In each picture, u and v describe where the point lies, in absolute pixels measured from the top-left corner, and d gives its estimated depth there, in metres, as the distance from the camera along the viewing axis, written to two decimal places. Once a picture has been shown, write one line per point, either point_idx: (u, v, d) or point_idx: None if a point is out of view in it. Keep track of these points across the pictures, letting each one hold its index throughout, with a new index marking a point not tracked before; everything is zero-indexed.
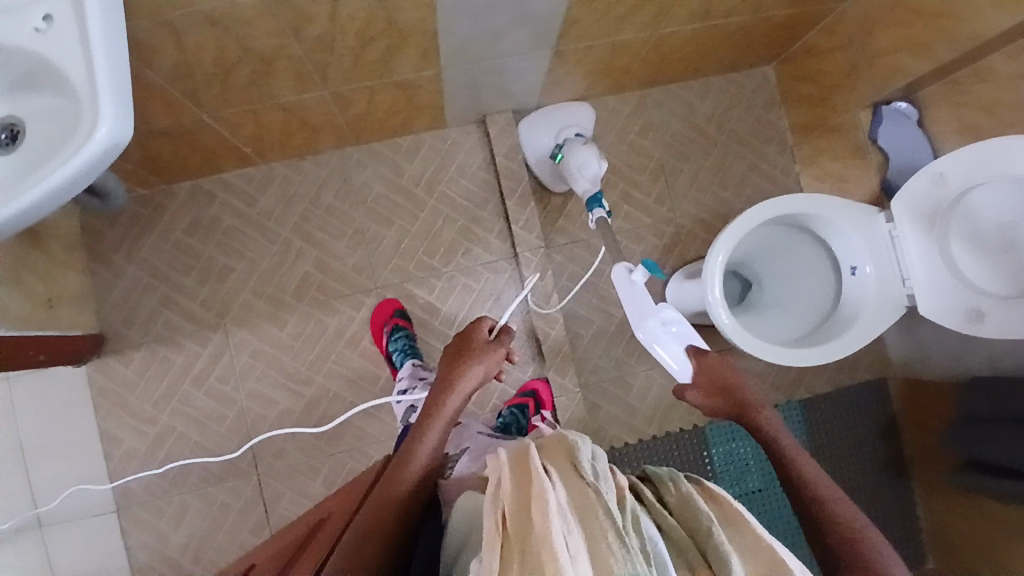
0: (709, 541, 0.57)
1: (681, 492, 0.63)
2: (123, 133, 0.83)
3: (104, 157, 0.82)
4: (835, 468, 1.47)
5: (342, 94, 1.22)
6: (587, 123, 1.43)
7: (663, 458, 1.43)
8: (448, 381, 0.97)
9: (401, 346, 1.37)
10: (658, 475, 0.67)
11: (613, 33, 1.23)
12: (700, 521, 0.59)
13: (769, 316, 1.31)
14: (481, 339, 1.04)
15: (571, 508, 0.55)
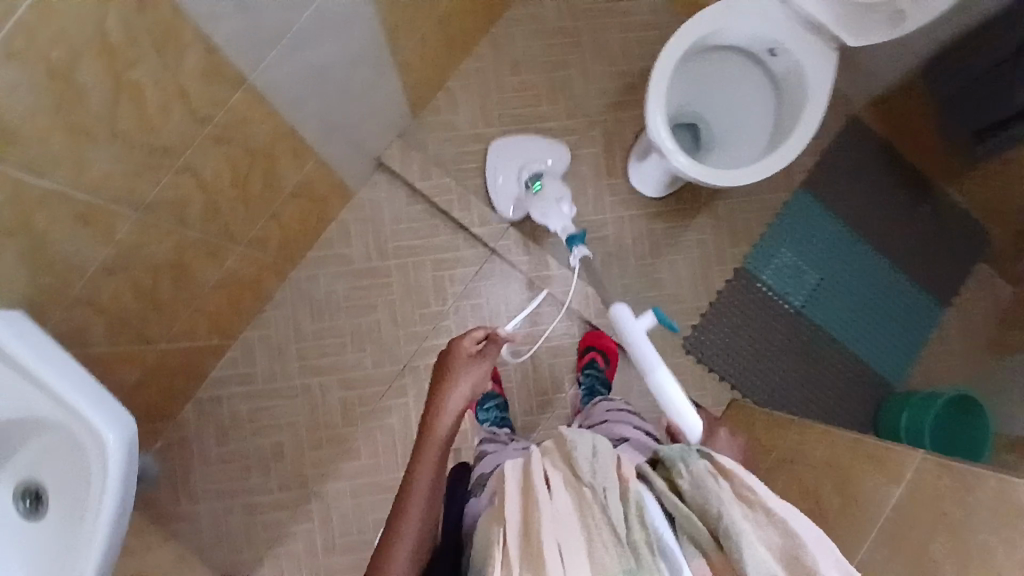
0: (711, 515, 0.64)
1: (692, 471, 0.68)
2: (127, 428, 0.80)
3: (128, 460, 0.80)
4: (864, 217, 1.55)
5: (255, 236, 1.18)
6: (551, 154, 1.47)
7: (733, 312, 1.51)
8: (434, 406, 0.91)
9: (495, 416, 1.34)
10: (670, 450, 0.72)
11: (431, 10, 1.20)
12: (708, 503, 0.65)
13: (733, 142, 1.32)
14: (464, 352, 0.98)
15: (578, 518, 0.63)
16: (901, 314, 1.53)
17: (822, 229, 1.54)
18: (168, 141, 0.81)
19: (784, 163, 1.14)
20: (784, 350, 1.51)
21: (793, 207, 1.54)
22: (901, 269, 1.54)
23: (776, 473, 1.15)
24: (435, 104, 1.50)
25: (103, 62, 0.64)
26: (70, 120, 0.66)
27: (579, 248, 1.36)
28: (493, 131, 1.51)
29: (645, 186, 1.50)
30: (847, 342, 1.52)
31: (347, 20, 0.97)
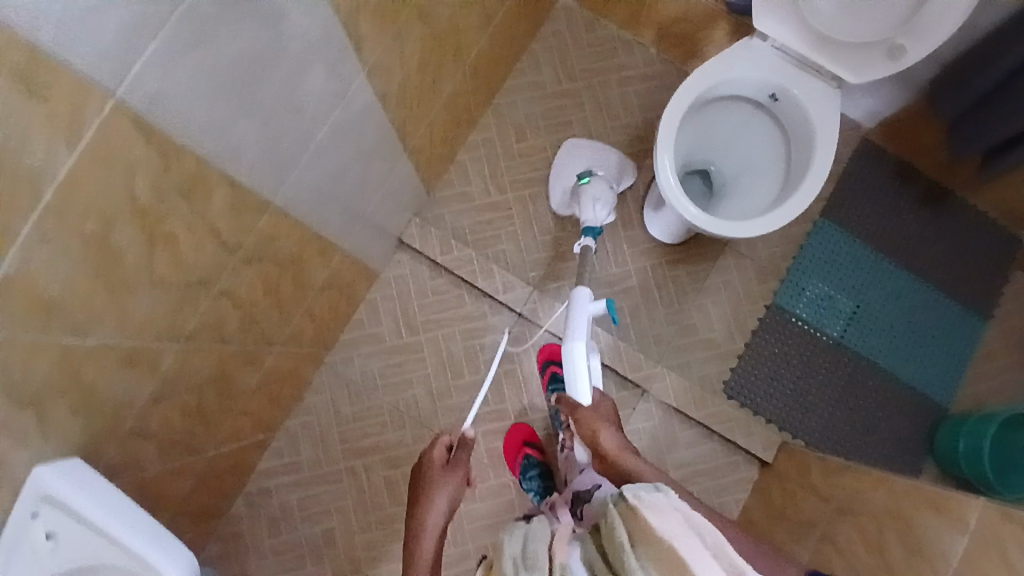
0: (617, 557, 0.70)
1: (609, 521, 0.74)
2: (186, 559, 0.90)
3: None
4: (891, 238, 1.52)
5: (289, 335, 1.21)
6: (617, 173, 1.48)
7: (769, 350, 1.48)
8: (416, 521, 0.99)
9: (535, 486, 1.32)
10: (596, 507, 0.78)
11: (436, 99, 1.23)
12: (617, 550, 0.70)
13: (747, 186, 1.32)
14: (435, 466, 1.08)
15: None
16: (944, 333, 1.49)
17: (849, 256, 1.51)
18: (202, 275, 0.83)
19: (800, 208, 1.14)
20: (828, 384, 1.47)
21: (817, 236, 1.52)
22: (938, 288, 1.50)
23: (838, 524, 1.13)
24: (448, 178, 1.53)
25: (138, 225, 0.67)
26: (113, 282, 0.69)
27: (586, 239, 1.35)
28: (508, 197, 1.53)
29: (666, 237, 1.50)
30: (892, 369, 1.48)
31: (359, 128, 1.01)
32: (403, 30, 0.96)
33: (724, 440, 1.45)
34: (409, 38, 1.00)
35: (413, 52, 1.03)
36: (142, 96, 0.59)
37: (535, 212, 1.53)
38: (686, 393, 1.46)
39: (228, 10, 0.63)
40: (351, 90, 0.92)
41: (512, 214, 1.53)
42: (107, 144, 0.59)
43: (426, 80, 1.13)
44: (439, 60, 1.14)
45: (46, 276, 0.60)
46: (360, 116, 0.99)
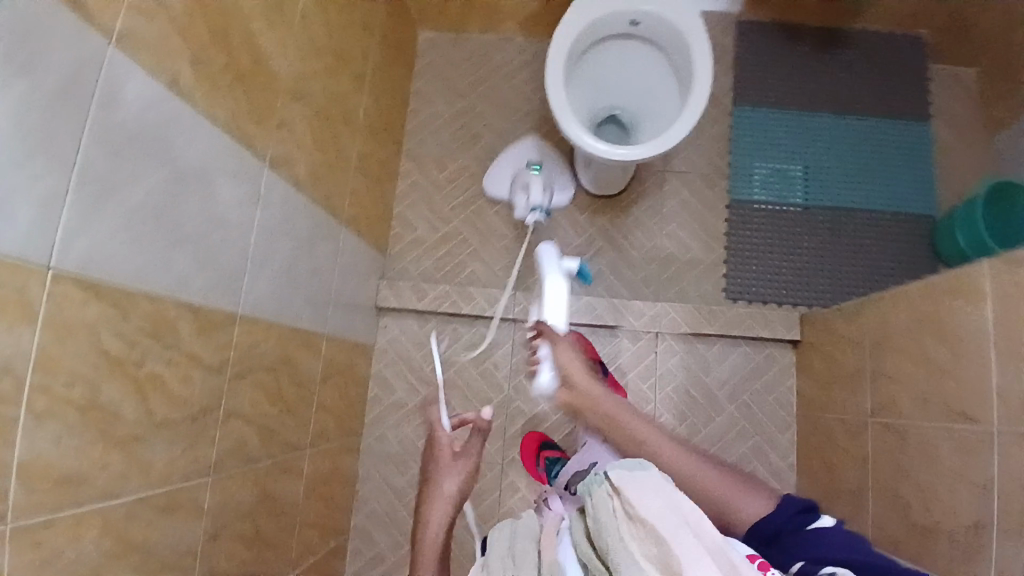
0: (601, 541, 0.68)
1: (595, 502, 0.71)
2: None
3: None
4: (805, 94, 1.57)
5: (315, 434, 1.23)
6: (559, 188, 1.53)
7: (749, 242, 1.51)
8: (424, 504, 1.00)
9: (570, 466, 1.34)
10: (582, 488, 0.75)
11: (347, 166, 1.30)
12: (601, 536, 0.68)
13: (651, 113, 1.39)
14: (444, 457, 1.06)
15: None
16: (894, 155, 1.53)
17: (776, 127, 1.56)
18: (202, 405, 0.86)
19: (703, 105, 1.20)
20: (818, 248, 1.49)
21: (740, 123, 1.57)
22: (867, 117, 1.55)
23: (882, 355, 1.12)
24: (396, 233, 1.58)
25: (120, 377, 0.71)
26: (120, 438, 0.72)
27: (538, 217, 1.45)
28: (455, 223, 1.58)
29: (602, 188, 1.53)
30: (867, 207, 1.51)
31: (288, 218, 1.06)
32: (284, 117, 1.03)
33: (749, 340, 1.46)
34: (294, 121, 1.06)
35: (305, 133, 1.10)
36: (75, 261, 0.64)
37: (484, 224, 1.58)
38: (693, 314, 1.46)
39: (117, 159, 0.68)
40: (262, 188, 0.98)
41: (466, 237, 1.57)
42: (60, 314, 0.62)
43: (329, 152, 1.20)
44: (332, 131, 1.21)
45: (57, 455, 0.63)
46: (282, 207, 1.05)
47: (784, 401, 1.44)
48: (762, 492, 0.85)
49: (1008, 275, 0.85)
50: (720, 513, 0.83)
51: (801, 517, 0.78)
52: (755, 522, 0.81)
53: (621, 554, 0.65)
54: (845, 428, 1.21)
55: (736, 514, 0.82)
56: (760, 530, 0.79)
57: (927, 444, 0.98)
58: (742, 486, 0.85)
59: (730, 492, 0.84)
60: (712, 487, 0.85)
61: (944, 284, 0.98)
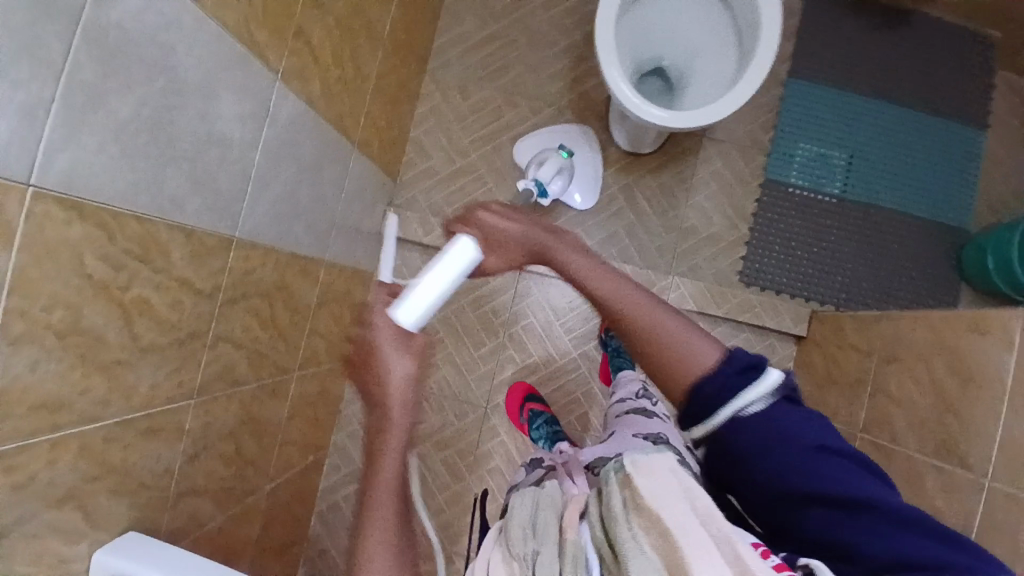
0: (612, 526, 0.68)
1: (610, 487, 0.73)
2: None
3: None
4: (868, 75, 1.44)
5: (304, 358, 1.22)
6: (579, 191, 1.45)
7: (774, 226, 1.45)
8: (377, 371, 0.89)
9: (545, 432, 1.36)
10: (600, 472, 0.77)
11: (365, 83, 1.20)
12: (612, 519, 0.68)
13: (701, 73, 1.27)
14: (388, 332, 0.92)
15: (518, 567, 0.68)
16: (947, 157, 1.43)
17: (829, 107, 1.45)
18: (191, 331, 0.83)
19: (761, 76, 1.09)
20: (842, 242, 1.43)
21: (791, 96, 1.45)
22: (928, 111, 1.44)
23: (887, 373, 1.10)
24: (409, 158, 1.50)
25: (105, 303, 0.67)
26: (103, 363, 0.69)
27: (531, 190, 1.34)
28: (473, 157, 1.50)
29: (634, 146, 1.45)
30: (904, 207, 1.43)
31: (296, 138, 1.00)
32: (302, 25, 0.94)
33: (754, 327, 1.43)
34: (312, 30, 0.97)
35: (323, 44, 1.01)
36: (57, 177, 0.58)
37: (503, 163, 1.50)
38: (703, 292, 1.42)
39: (109, 65, 0.61)
40: (270, 103, 0.90)
41: (483, 173, 1.50)
42: (40, 235, 0.58)
43: (346, 67, 1.11)
44: (353, 44, 1.11)
45: (34, 380, 0.61)
46: (290, 127, 0.97)
47: None
48: (710, 335, 0.76)
49: None
50: (664, 369, 0.75)
51: (742, 377, 0.72)
52: (706, 372, 0.73)
53: (629, 537, 0.65)
54: (833, 434, 1.21)
55: (686, 367, 0.74)
56: (702, 378, 0.73)
57: (914, 473, 0.97)
58: (689, 329, 0.77)
59: (681, 337, 0.76)
60: (666, 336, 0.76)
61: (971, 318, 0.94)
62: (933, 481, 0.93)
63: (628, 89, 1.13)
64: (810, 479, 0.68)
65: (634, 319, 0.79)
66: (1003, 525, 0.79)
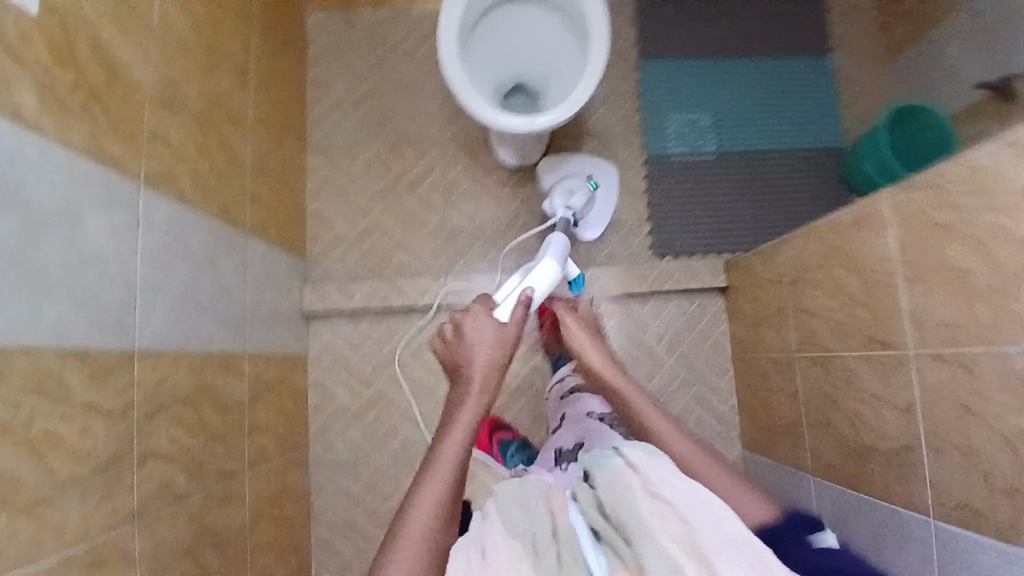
0: (620, 518, 0.72)
1: (606, 478, 0.78)
2: None
3: None
4: (709, 42, 1.57)
5: (252, 457, 1.18)
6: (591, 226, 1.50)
7: (669, 196, 1.52)
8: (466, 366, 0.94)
9: (521, 458, 1.34)
10: (588, 466, 0.81)
11: (242, 172, 1.21)
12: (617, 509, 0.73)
13: (555, 77, 1.35)
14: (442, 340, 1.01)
15: (523, 546, 0.70)
16: (800, 93, 1.56)
17: (683, 78, 1.56)
18: (111, 455, 0.80)
19: (603, 61, 1.19)
20: (733, 192, 1.52)
21: (648, 77, 1.56)
22: (767, 59, 1.57)
23: (800, 293, 1.15)
24: (313, 232, 1.52)
25: (10, 444, 0.65)
26: (22, 505, 0.66)
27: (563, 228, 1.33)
28: (375, 215, 1.53)
29: (519, 163, 1.52)
30: (777, 147, 1.54)
31: (179, 242, 1.00)
32: (156, 130, 0.95)
33: (681, 292, 1.48)
34: (167, 130, 0.98)
35: (183, 144, 1.02)
36: None
37: (406, 212, 1.53)
38: (625, 274, 1.47)
39: None
40: (140, 213, 0.91)
41: (388, 227, 1.52)
42: None
43: (216, 159, 1.12)
44: (217, 136, 1.12)
45: None
46: (168, 232, 0.97)
47: (721, 346, 1.47)
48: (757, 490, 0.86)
49: (903, 200, 0.86)
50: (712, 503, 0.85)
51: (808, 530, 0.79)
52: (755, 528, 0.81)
53: (633, 521, 0.71)
54: (777, 365, 1.25)
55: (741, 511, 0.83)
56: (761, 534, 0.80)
57: (849, 372, 1.01)
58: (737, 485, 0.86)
59: (733, 497, 0.85)
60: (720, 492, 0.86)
61: (848, 217, 1.00)
62: (867, 375, 0.98)
63: (501, 113, 1.19)
64: (805, 558, 0.74)
65: (694, 465, 0.89)
66: (939, 388, 0.82)
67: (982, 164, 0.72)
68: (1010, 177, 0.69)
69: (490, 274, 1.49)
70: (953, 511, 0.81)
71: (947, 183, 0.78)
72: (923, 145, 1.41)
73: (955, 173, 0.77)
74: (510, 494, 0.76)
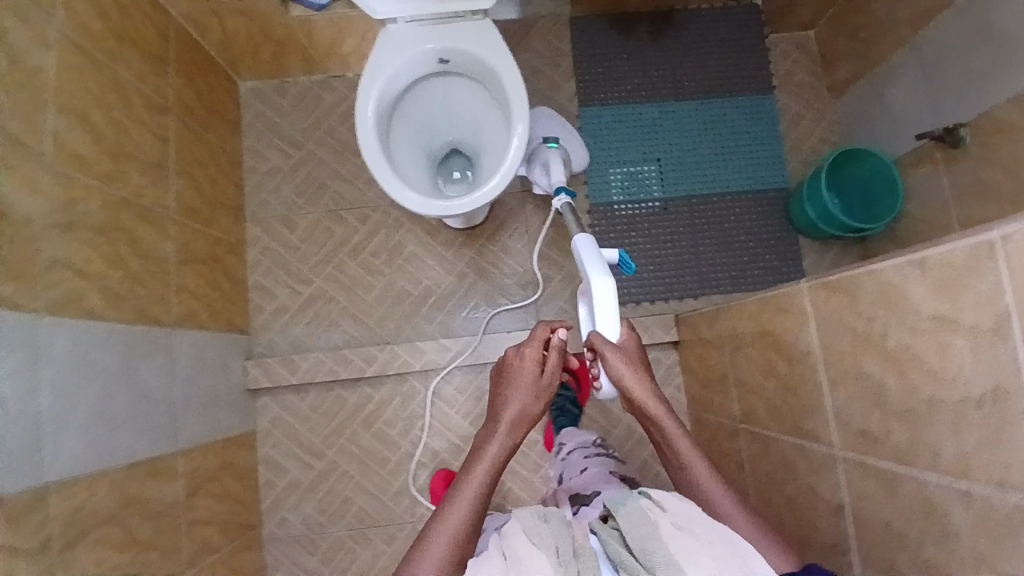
0: (647, 549, 0.68)
1: (632, 511, 0.73)
2: None
3: None
4: (648, 86, 1.54)
5: (191, 554, 1.16)
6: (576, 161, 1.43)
7: (615, 247, 1.49)
8: (507, 376, 0.94)
9: None
10: (610, 503, 0.77)
11: (165, 266, 1.19)
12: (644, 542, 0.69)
13: (484, 142, 1.32)
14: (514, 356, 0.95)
15: (546, 563, 0.67)
16: (743, 133, 1.53)
17: (622, 124, 1.53)
18: None
19: (526, 136, 1.16)
20: (679, 240, 1.49)
21: (587, 125, 1.53)
22: (707, 99, 1.54)
23: (737, 364, 1.13)
24: (254, 305, 1.49)
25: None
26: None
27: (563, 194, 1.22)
28: (317, 282, 1.50)
29: (480, 218, 1.50)
30: (721, 190, 1.51)
31: (89, 359, 0.98)
32: (55, 253, 0.93)
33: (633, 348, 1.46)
34: (69, 253, 0.96)
35: (89, 257, 1.00)
36: None
37: (349, 278, 1.51)
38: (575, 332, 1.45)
39: None
40: (41, 343, 0.89)
41: (332, 294, 1.50)
42: None
43: (131, 262, 1.10)
44: (131, 238, 1.10)
45: None
46: (77, 352, 0.95)
47: (675, 399, 1.45)
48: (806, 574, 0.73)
49: (819, 296, 0.85)
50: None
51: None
52: None
53: (659, 549, 0.68)
54: (725, 429, 1.23)
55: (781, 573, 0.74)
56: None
57: (784, 456, 1.00)
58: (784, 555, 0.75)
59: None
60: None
61: (771, 302, 0.98)
62: (799, 462, 0.95)
63: (432, 198, 1.15)
64: None
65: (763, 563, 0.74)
66: (863, 494, 0.80)
67: (888, 278, 0.71)
68: (917, 303, 0.67)
69: (437, 338, 1.47)
70: None
71: (861, 295, 0.76)
72: (870, 188, 1.39)
73: (866, 285, 0.75)
74: (529, 516, 0.73)
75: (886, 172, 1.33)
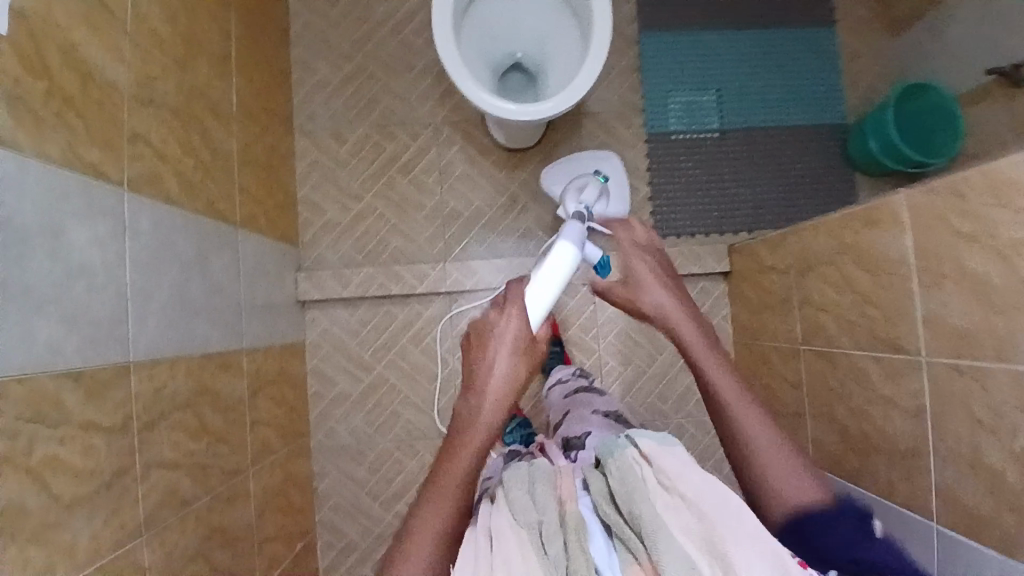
0: (635, 505, 0.66)
1: (619, 464, 0.72)
2: None
3: None
4: (711, 12, 1.51)
5: (255, 451, 1.17)
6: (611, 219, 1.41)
7: (670, 177, 1.49)
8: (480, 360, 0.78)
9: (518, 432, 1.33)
10: (601, 450, 0.76)
11: (229, 164, 1.17)
12: (633, 494, 0.67)
13: (553, 54, 1.29)
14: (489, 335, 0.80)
15: (528, 534, 0.64)
16: (805, 65, 1.51)
17: (684, 51, 1.50)
18: (125, 466, 0.81)
19: (606, 43, 1.13)
20: (735, 173, 1.49)
21: (648, 50, 1.50)
22: (771, 29, 1.51)
23: (806, 284, 1.14)
24: (304, 218, 1.48)
25: (12, 471, 0.63)
26: (32, 530, 0.64)
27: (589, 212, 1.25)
28: (367, 199, 1.48)
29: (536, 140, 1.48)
30: (780, 124, 1.50)
31: (167, 243, 0.96)
32: (136, 128, 0.90)
33: (683, 278, 1.47)
34: (147, 131, 0.93)
35: (165, 140, 0.97)
36: None
37: (400, 195, 1.49)
38: None
39: None
40: (124, 218, 0.87)
41: (382, 210, 1.48)
42: None
43: (200, 152, 1.07)
44: (200, 129, 1.08)
45: None
46: (157, 233, 0.94)
47: (722, 328, 1.47)
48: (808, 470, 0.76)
49: (920, 202, 0.85)
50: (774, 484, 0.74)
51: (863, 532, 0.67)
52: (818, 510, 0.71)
53: (645, 512, 0.65)
54: (781, 353, 1.25)
55: (780, 496, 0.73)
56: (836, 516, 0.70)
57: (856, 369, 1.02)
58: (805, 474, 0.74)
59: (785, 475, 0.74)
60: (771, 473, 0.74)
61: (859, 214, 0.98)
62: (875, 373, 0.97)
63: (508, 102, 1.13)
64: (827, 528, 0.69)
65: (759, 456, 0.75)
66: (950, 393, 0.83)
67: (1005, 171, 0.71)
68: None
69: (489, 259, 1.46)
70: (960, 514, 0.82)
71: (970, 194, 0.77)
72: (926, 124, 1.40)
73: (979, 181, 0.75)
74: (517, 479, 0.73)
75: (946, 108, 1.36)
